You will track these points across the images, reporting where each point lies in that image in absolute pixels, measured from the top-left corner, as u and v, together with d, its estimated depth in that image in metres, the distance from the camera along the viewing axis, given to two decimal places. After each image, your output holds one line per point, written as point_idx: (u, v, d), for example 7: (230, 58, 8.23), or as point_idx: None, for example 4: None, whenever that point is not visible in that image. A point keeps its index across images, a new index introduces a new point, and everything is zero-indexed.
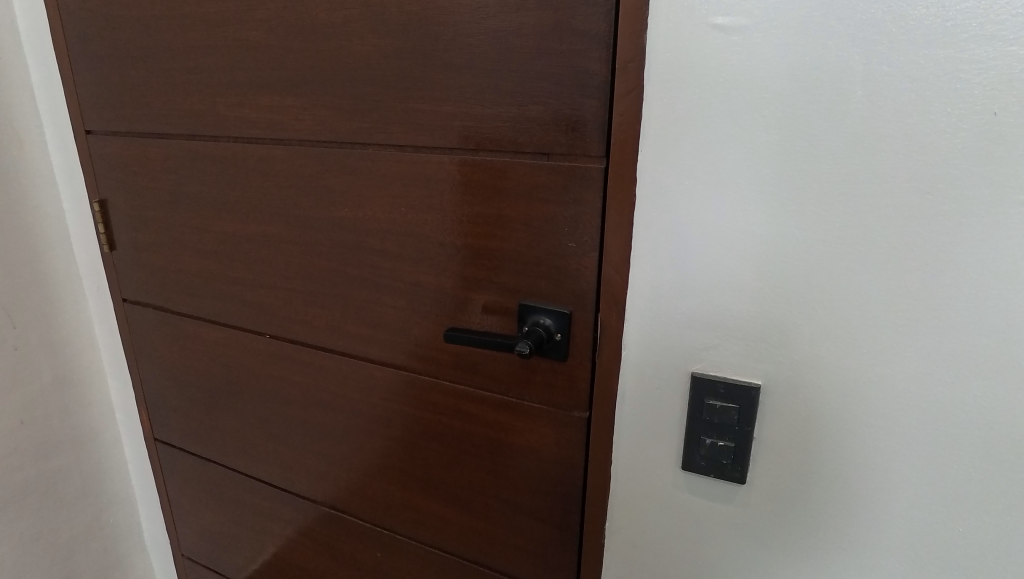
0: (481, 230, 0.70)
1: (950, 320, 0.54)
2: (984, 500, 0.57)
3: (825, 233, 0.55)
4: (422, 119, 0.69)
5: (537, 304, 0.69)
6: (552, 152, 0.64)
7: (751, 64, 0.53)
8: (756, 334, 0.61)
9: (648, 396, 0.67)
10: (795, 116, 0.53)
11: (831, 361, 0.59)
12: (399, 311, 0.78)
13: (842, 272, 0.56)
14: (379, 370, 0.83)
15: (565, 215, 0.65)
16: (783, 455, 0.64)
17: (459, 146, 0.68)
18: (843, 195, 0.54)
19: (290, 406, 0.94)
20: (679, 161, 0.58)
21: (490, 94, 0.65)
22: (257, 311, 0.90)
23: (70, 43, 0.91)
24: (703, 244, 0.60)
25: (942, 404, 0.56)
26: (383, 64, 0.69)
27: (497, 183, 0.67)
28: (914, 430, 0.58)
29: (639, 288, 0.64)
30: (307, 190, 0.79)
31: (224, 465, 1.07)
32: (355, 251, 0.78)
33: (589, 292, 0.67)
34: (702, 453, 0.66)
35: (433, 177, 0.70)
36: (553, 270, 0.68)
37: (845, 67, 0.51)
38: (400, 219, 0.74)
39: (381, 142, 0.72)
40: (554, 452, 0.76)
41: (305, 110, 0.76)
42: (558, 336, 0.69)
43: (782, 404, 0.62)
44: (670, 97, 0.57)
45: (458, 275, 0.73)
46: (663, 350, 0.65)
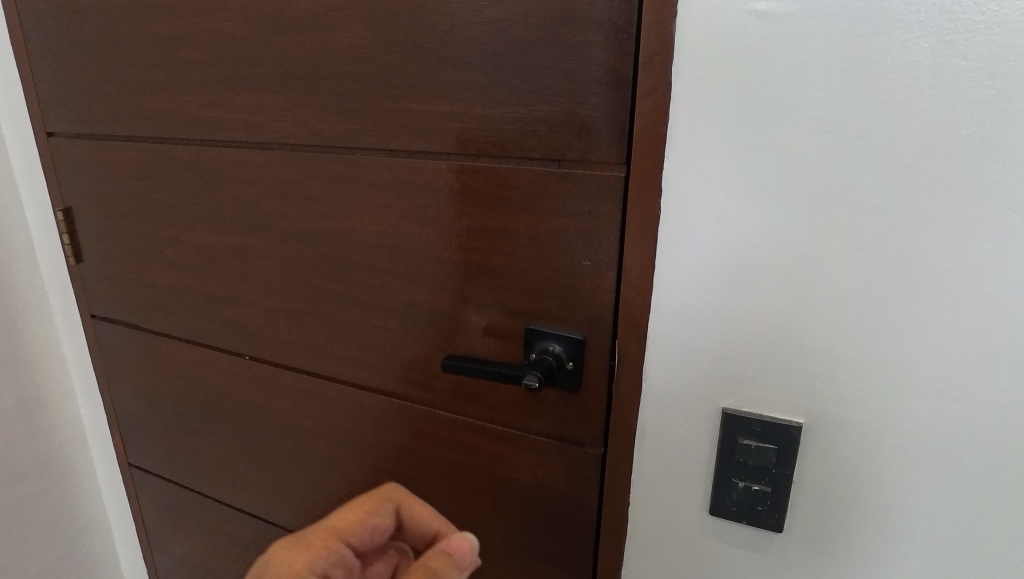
0: (482, 245, 0.62)
1: None
2: None
3: (882, 253, 0.48)
4: (415, 120, 0.61)
5: (546, 329, 0.62)
6: (564, 158, 0.56)
7: (799, 57, 0.46)
8: (798, 368, 0.53)
9: (671, 433, 0.60)
10: (849, 118, 0.46)
11: (884, 399, 0.51)
12: (391, 333, 0.70)
13: (900, 298, 0.48)
14: (368, 397, 0.75)
15: (578, 229, 0.57)
16: (826, 503, 0.56)
17: (458, 151, 0.60)
18: (904, 209, 0.46)
19: (272, 433, 0.86)
20: (711, 170, 0.50)
21: (492, 92, 0.57)
22: (236, 330, 0.83)
23: (28, 37, 0.83)
24: (738, 265, 0.52)
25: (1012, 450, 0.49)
26: (371, 59, 0.61)
27: (501, 194, 0.60)
28: (980, 478, 0.50)
29: (663, 314, 0.56)
30: (287, 199, 0.71)
31: (202, 493, 0.99)
32: (341, 267, 0.71)
33: (606, 315, 0.59)
34: (734, 498, 0.59)
35: (428, 185, 0.63)
36: (564, 290, 0.60)
37: (908, 61, 0.43)
38: (391, 232, 0.66)
39: (369, 146, 0.65)
40: (564, 490, 0.68)
41: (285, 110, 0.68)
42: (570, 365, 0.62)
43: (826, 446, 0.54)
44: (701, 96, 0.49)
45: (456, 294, 0.65)
46: (690, 384, 0.57)
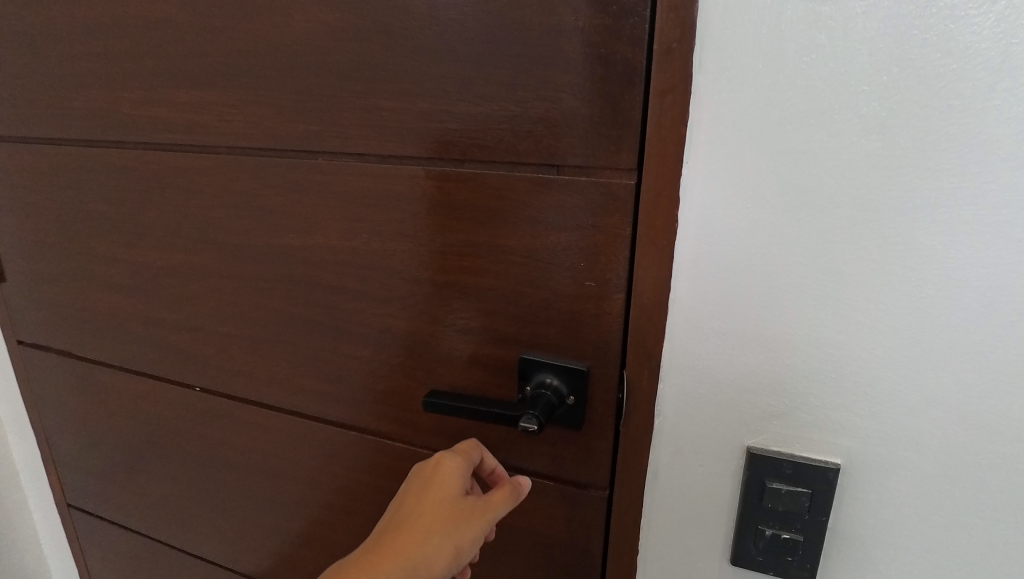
0: (469, 264, 0.54)
1: None
2: None
3: (937, 272, 0.41)
4: (387, 120, 0.53)
5: (543, 360, 0.54)
6: (564, 163, 0.48)
7: (845, 44, 0.39)
8: (836, 403, 0.46)
9: (688, 475, 0.53)
10: (902, 115, 0.39)
11: (936, 439, 0.44)
12: (363, 362, 0.62)
13: (958, 323, 0.42)
14: (339, 434, 0.66)
15: (581, 246, 0.50)
16: (865, 554, 0.49)
17: (439, 156, 0.52)
18: (966, 222, 0.40)
19: (230, 473, 0.76)
20: (738, 177, 0.43)
21: (479, 87, 0.49)
22: (186, 358, 0.73)
23: None
24: (769, 286, 0.45)
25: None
26: (334, 48, 0.52)
27: (490, 205, 0.51)
28: None
29: (681, 342, 0.49)
30: (239, 210, 0.62)
31: (153, 538, 0.88)
32: (305, 288, 0.62)
33: (613, 344, 0.52)
34: (760, 547, 0.52)
35: (404, 195, 0.54)
36: (565, 315, 0.52)
37: (975, 50, 0.37)
38: (361, 249, 0.57)
39: (333, 149, 0.56)
40: (565, 537, 0.60)
41: (233, 108, 0.59)
42: (571, 400, 0.54)
43: (867, 491, 0.47)
44: (729, 92, 0.42)
45: (438, 319, 0.57)
46: (711, 420, 0.50)
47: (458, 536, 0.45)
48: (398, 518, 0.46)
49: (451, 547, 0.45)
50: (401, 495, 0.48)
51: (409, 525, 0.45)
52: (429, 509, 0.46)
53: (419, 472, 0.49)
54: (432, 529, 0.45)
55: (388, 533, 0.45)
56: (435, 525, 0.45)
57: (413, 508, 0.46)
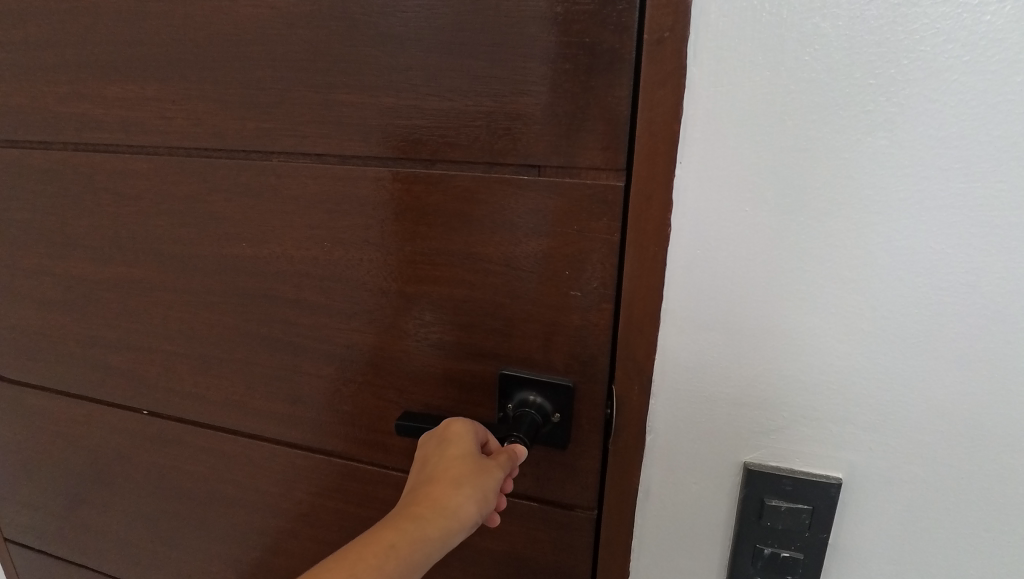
0: (442, 273, 0.49)
1: None
2: None
3: (948, 277, 0.38)
4: (349, 117, 0.47)
5: (525, 376, 0.50)
6: (546, 164, 0.44)
7: (852, 32, 0.36)
8: (838, 416, 0.43)
9: (682, 494, 0.49)
10: (913, 109, 0.36)
11: (943, 450, 0.42)
12: (327, 381, 0.56)
13: (969, 330, 0.39)
14: (302, 458, 0.61)
15: (565, 252, 0.46)
16: (868, 570, 0.47)
17: (406, 156, 0.47)
18: (978, 223, 0.37)
19: (183, 502, 0.70)
20: (736, 176, 0.40)
21: (450, 80, 0.44)
22: (129, 379, 0.66)
23: None
24: (769, 292, 0.42)
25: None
26: (285, 37, 0.47)
27: (465, 210, 0.47)
28: None
29: (674, 354, 0.45)
30: (184, 217, 0.56)
31: (99, 572, 0.81)
32: (260, 302, 0.56)
33: (601, 357, 0.48)
34: (757, 566, 0.49)
35: (368, 199, 0.49)
36: (548, 328, 0.48)
37: (991, 39, 0.34)
38: (322, 259, 0.52)
39: (288, 149, 0.50)
40: (550, 561, 0.57)
41: (173, 103, 0.53)
42: (556, 418, 0.50)
43: (871, 506, 0.45)
44: (727, 85, 0.39)
45: (410, 334, 0.52)
46: (706, 437, 0.47)
47: (488, 482, 0.40)
48: (420, 482, 0.41)
49: (483, 491, 0.40)
50: (418, 470, 0.43)
51: (435, 479, 0.40)
52: (449, 466, 0.41)
53: (430, 443, 0.45)
54: (461, 479, 0.40)
55: (412, 497, 0.40)
56: (462, 475, 0.40)
57: (433, 470, 0.41)
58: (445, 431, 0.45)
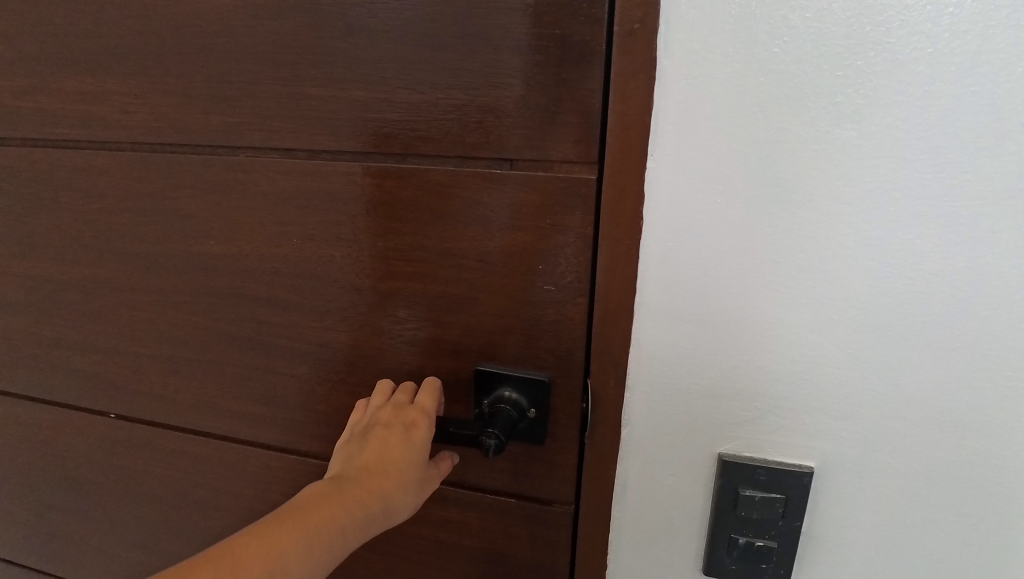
0: (415, 269, 0.49)
1: None
2: None
3: (915, 266, 0.39)
4: (318, 111, 0.47)
5: (499, 372, 0.50)
6: (518, 157, 0.44)
7: (821, 24, 0.36)
8: (810, 405, 0.44)
9: (658, 485, 0.50)
10: (881, 101, 0.37)
11: (912, 438, 0.43)
12: (301, 381, 0.56)
13: (935, 319, 0.40)
14: (276, 460, 0.60)
15: (539, 247, 0.45)
16: (840, 556, 0.47)
17: (378, 151, 0.47)
18: (944, 214, 0.38)
19: (155, 507, 0.68)
20: (707, 169, 0.40)
21: (421, 72, 0.43)
22: (95, 382, 0.64)
23: None
24: (742, 284, 0.42)
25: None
26: (251, 29, 0.46)
27: (437, 205, 0.46)
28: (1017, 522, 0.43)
29: (648, 346, 0.46)
30: (149, 214, 0.54)
31: None
32: (231, 302, 0.55)
33: (576, 351, 0.48)
34: (733, 556, 0.49)
35: (339, 194, 0.48)
36: (523, 323, 0.48)
37: (954, 32, 0.35)
38: (293, 256, 0.51)
39: (257, 144, 0.49)
40: (529, 557, 0.56)
41: (135, 97, 0.51)
42: (532, 413, 0.50)
43: (843, 493, 0.46)
44: (698, 77, 0.38)
45: (384, 331, 0.51)
46: (682, 429, 0.47)
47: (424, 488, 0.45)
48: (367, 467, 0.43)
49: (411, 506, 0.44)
50: (363, 450, 0.44)
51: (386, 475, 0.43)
52: (403, 475, 0.43)
53: (389, 427, 0.45)
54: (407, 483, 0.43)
55: (357, 484, 0.41)
56: (409, 480, 0.44)
57: (383, 464, 0.43)
58: (407, 422, 0.46)
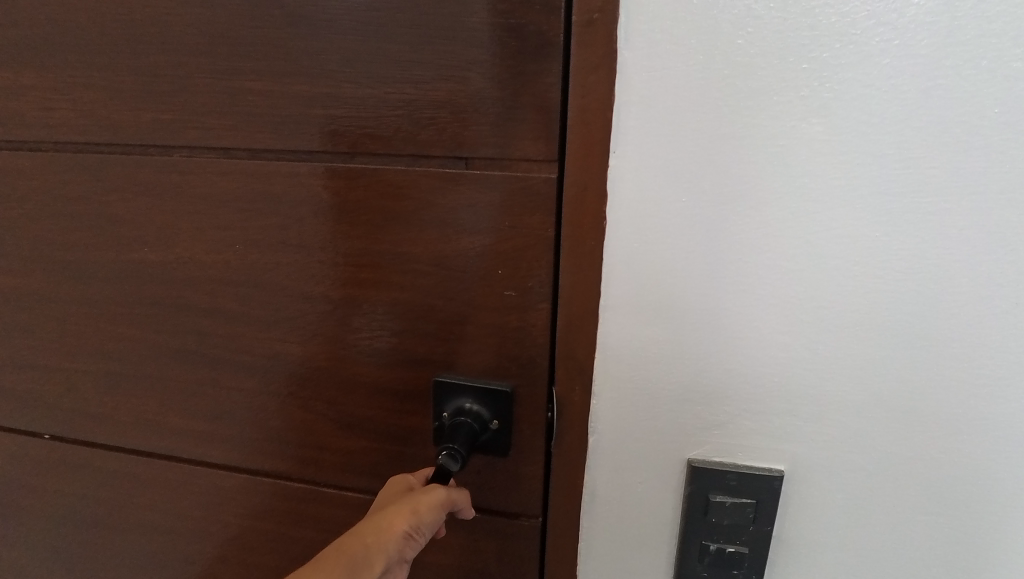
0: (367, 276, 0.46)
1: None
2: None
3: (886, 265, 0.38)
4: (258, 108, 0.43)
5: (458, 383, 0.47)
6: (473, 155, 0.42)
7: (787, 15, 0.35)
8: (780, 408, 0.43)
9: (627, 493, 0.48)
10: (848, 95, 0.35)
11: (881, 439, 0.42)
12: (249, 396, 0.52)
13: (905, 319, 0.39)
14: (226, 479, 0.56)
15: (496, 251, 0.43)
16: (810, 560, 0.46)
17: (324, 149, 0.44)
18: (914, 211, 0.36)
19: (97, 533, 0.64)
20: (671, 166, 0.38)
21: (367, 64, 0.41)
22: (26, 400, 0.60)
23: None
24: (710, 286, 0.41)
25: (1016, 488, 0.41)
26: (182, 17, 0.42)
27: (388, 207, 0.44)
28: (988, 520, 0.42)
29: (613, 351, 0.44)
30: (75, 219, 0.50)
31: None
32: (169, 313, 0.51)
33: (539, 359, 0.46)
34: (704, 562, 0.48)
35: (283, 197, 0.45)
36: (483, 330, 0.46)
37: (920, 23, 0.34)
38: (235, 263, 0.48)
39: (191, 144, 0.46)
40: (497, 572, 0.54)
41: (56, 92, 0.47)
42: (495, 425, 0.48)
43: (813, 496, 0.45)
44: (659, 70, 0.37)
45: (335, 341, 0.48)
46: (651, 435, 0.46)
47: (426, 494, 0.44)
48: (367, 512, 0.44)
49: (411, 508, 0.41)
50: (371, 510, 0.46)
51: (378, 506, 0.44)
52: (392, 500, 0.44)
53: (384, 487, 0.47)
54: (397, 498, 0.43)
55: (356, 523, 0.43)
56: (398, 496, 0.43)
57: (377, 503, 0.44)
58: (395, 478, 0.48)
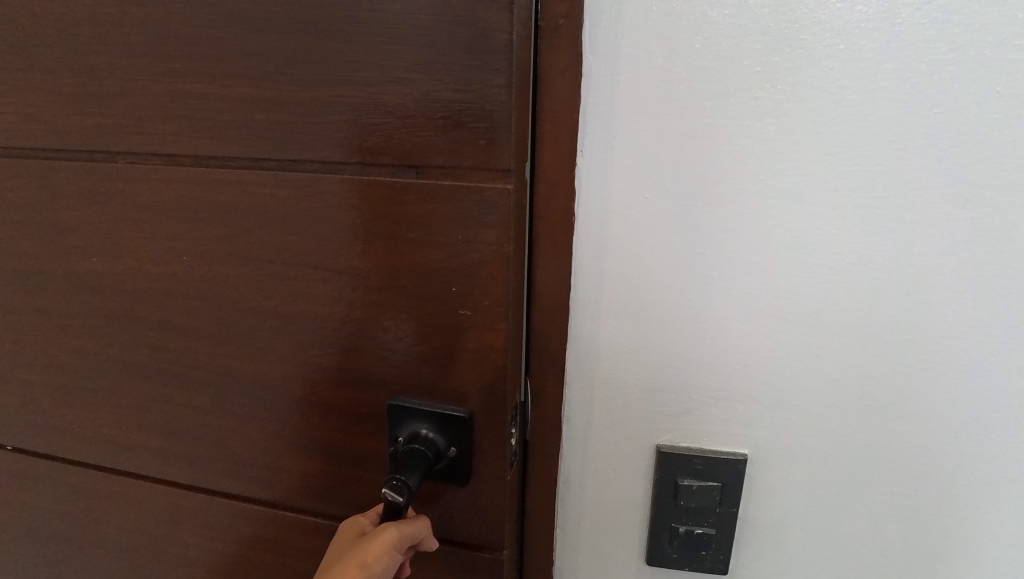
0: (320, 289, 0.44)
1: (994, 362, 0.40)
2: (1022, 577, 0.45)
3: (838, 256, 0.40)
4: (201, 111, 0.42)
5: (415, 407, 0.45)
6: (425, 163, 0.40)
7: (741, 20, 0.37)
8: (743, 394, 0.45)
9: (600, 481, 0.50)
10: (799, 95, 0.37)
11: (837, 423, 0.44)
12: (204, 408, 0.51)
13: (856, 307, 0.41)
14: (189, 497, 0.55)
15: (452, 265, 0.41)
16: (774, 540, 0.48)
17: (272, 155, 0.42)
18: (863, 204, 0.39)
19: (58, 553, 0.63)
20: (636, 165, 0.40)
21: (315, 68, 0.40)
22: None
23: None
24: (676, 279, 0.42)
25: (961, 476, 0.43)
26: (128, 21, 0.42)
27: (341, 218, 0.42)
28: (941, 499, 0.44)
29: (584, 344, 0.45)
30: (25, 228, 0.49)
31: None
32: (122, 324, 0.50)
33: (500, 381, 0.44)
34: (674, 545, 0.50)
35: (232, 205, 0.44)
36: (438, 349, 0.44)
37: (863, 28, 0.36)
38: (185, 273, 0.47)
39: (136, 149, 0.45)
40: None
41: (7, 97, 0.46)
42: (454, 451, 0.46)
43: (776, 478, 0.47)
44: (622, 72, 0.38)
45: (290, 355, 0.47)
46: (621, 424, 0.47)
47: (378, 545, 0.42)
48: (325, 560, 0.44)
49: (358, 564, 0.40)
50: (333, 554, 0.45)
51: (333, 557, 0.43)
52: (343, 551, 0.43)
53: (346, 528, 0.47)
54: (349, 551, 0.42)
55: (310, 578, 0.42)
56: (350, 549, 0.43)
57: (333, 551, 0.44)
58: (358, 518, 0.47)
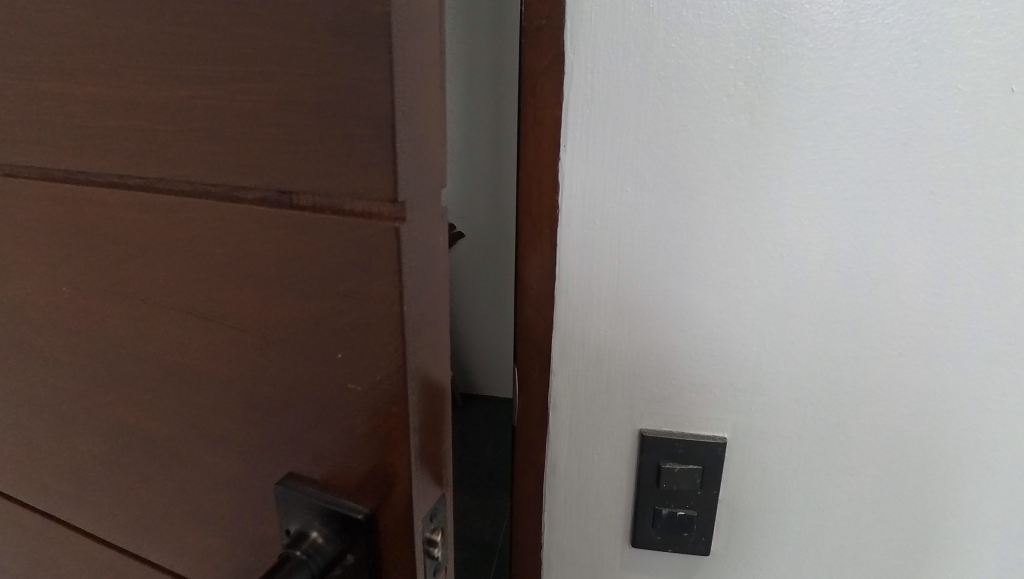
0: (198, 338, 0.35)
1: (952, 343, 0.43)
2: (977, 548, 0.48)
3: (808, 245, 0.42)
4: (63, 112, 0.35)
5: (308, 496, 0.34)
6: (297, 186, 0.29)
7: (714, 21, 0.39)
8: (722, 380, 0.47)
9: (586, 463, 0.52)
10: (770, 93, 0.39)
11: (810, 405, 0.46)
12: (100, 461, 0.43)
13: (826, 293, 0.43)
14: (96, 552, 0.47)
15: (336, 324, 0.30)
16: (752, 522, 0.51)
17: (133, 172, 0.33)
18: (830, 195, 0.41)
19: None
20: (617, 158, 0.43)
21: (165, 54, 0.30)
22: None
23: None
24: (655, 268, 0.45)
25: (940, 448, 0.45)
26: None
27: (213, 258, 0.32)
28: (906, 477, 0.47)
29: (569, 329, 0.48)
30: None
31: None
32: (18, 354, 0.44)
33: (402, 484, 0.31)
34: (657, 527, 0.52)
35: (101, 229, 0.36)
36: (323, 429, 0.32)
37: (829, 29, 0.38)
38: (67, 305, 0.40)
39: (11, 159, 0.38)
40: None
41: None
42: (351, 563, 0.34)
43: (754, 461, 0.49)
44: (602, 71, 0.41)
45: (175, 415, 0.38)
46: (605, 407, 0.50)
47: None
48: None
49: None
50: None
51: None
52: None
53: None
54: None
55: None
56: None
57: None
58: None
